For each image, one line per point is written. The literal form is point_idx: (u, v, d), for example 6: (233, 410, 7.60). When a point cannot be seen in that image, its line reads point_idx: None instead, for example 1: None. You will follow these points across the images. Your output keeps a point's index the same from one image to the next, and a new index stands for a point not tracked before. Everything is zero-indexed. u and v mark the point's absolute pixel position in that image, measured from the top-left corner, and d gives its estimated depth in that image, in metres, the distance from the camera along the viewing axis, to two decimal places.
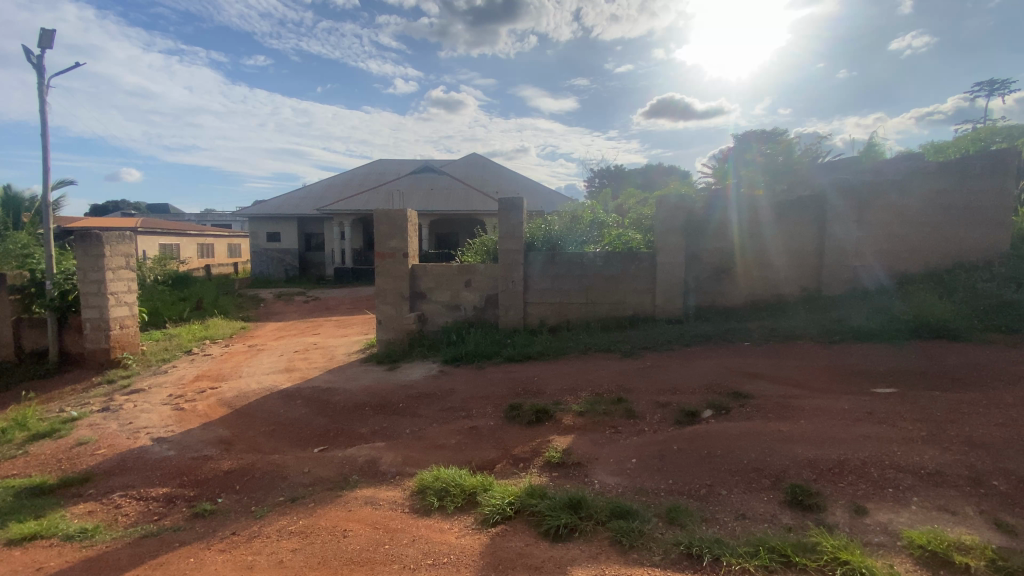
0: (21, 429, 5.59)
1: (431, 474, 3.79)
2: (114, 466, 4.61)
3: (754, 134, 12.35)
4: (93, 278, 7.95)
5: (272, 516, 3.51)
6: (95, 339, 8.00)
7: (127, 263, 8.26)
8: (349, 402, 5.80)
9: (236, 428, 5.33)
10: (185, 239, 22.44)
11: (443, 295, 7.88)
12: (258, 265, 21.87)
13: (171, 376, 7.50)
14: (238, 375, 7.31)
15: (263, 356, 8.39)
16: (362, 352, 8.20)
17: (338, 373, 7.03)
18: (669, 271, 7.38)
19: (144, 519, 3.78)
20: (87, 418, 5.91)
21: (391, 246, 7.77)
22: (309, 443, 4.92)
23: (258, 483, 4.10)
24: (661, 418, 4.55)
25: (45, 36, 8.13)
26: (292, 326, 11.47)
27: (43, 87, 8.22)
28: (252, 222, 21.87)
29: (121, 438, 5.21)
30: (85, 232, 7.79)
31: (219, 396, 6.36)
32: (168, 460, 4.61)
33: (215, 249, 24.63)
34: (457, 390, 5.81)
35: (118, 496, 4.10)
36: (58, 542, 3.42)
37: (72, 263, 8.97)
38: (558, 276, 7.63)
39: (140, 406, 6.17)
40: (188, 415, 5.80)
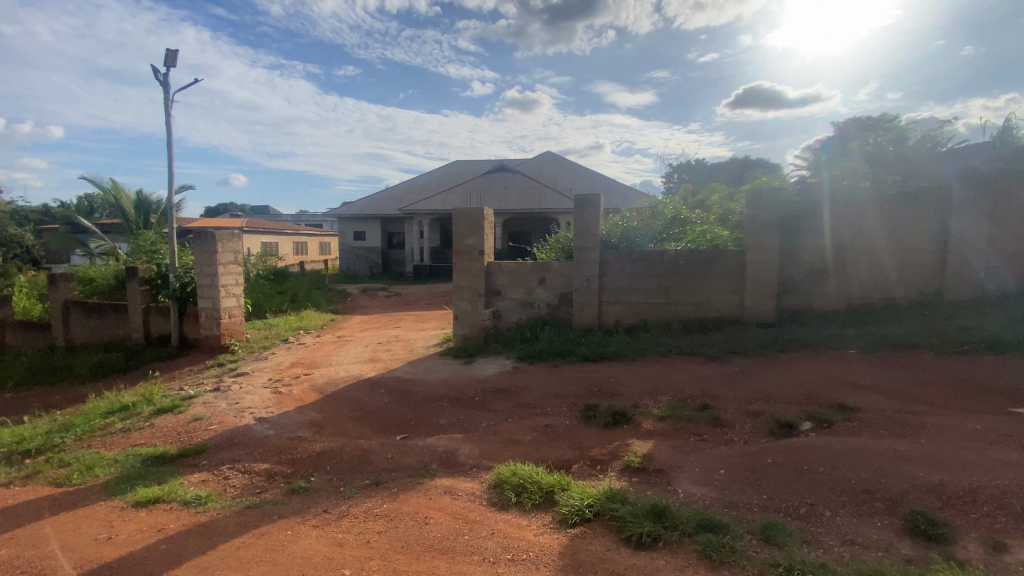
0: (148, 404, 6.35)
1: (508, 469, 3.79)
2: (224, 441, 5.10)
3: (855, 123, 11.25)
4: (208, 271, 8.86)
5: (359, 498, 3.70)
6: (209, 326, 8.94)
7: (235, 258, 9.13)
8: (427, 393, 5.98)
9: (327, 412, 5.70)
10: (283, 238, 24.49)
11: (517, 292, 7.90)
12: (344, 261, 23.55)
13: (271, 362, 8.20)
14: (328, 363, 7.82)
15: (349, 347, 8.93)
16: (439, 346, 8.46)
17: (417, 365, 7.29)
18: (759, 270, 6.87)
19: (249, 491, 4.13)
20: (202, 397, 6.59)
21: (468, 243, 7.92)
22: (391, 431, 5.13)
23: (345, 465, 4.35)
24: (751, 428, 4.23)
25: (170, 56, 9.18)
26: (374, 320, 12.09)
27: (168, 101, 9.29)
28: (341, 222, 23.49)
29: (229, 416, 5.76)
30: (202, 231, 8.70)
31: (312, 382, 6.85)
32: (267, 439, 5.02)
33: (308, 248, 26.71)
34: (532, 387, 5.80)
35: (227, 468, 4.52)
36: (177, 506, 3.82)
37: (190, 258, 10.07)
38: (637, 274, 7.39)
39: (245, 388, 6.80)
40: (284, 399, 6.27)
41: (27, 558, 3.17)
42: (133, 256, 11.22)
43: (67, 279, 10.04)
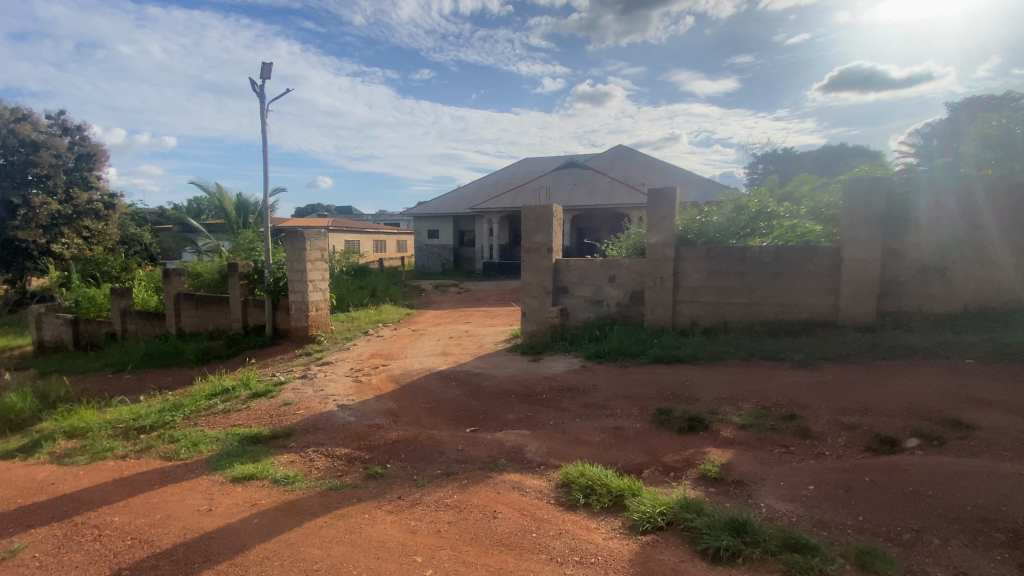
0: (246, 388, 6.97)
1: (576, 469, 3.74)
2: (310, 425, 5.48)
3: (977, 101, 9.90)
4: (297, 267, 9.57)
5: (431, 487, 3.82)
6: (298, 318, 9.67)
7: (322, 255, 9.78)
8: (496, 388, 6.06)
9: (402, 402, 5.95)
10: (364, 236, 25.92)
11: (586, 290, 7.79)
12: (419, 258, 24.47)
13: (353, 352, 8.71)
14: (403, 356, 8.16)
15: (423, 340, 9.27)
16: (508, 341, 8.54)
17: (487, 360, 7.41)
18: (857, 269, 6.27)
19: (331, 473, 4.40)
20: (291, 383, 7.14)
21: (537, 240, 7.91)
22: (461, 423, 5.26)
23: (418, 454, 4.51)
24: (846, 442, 3.87)
25: (266, 69, 9.98)
26: (447, 315, 12.46)
27: (264, 111, 10.12)
28: (416, 221, 24.42)
29: (314, 402, 6.19)
30: (293, 231, 9.41)
31: (388, 373, 7.19)
32: (348, 425, 5.34)
33: (387, 245, 28.06)
34: (601, 387, 5.69)
35: (312, 450, 4.85)
36: (269, 484, 4.15)
37: (282, 255, 10.96)
38: (715, 272, 7.01)
39: (330, 376, 7.27)
40: (363, 387, 6.64)
41: (144, 522, 3.59)
42: (235, 253, 12.38)
43: (180, 274, 11.27)
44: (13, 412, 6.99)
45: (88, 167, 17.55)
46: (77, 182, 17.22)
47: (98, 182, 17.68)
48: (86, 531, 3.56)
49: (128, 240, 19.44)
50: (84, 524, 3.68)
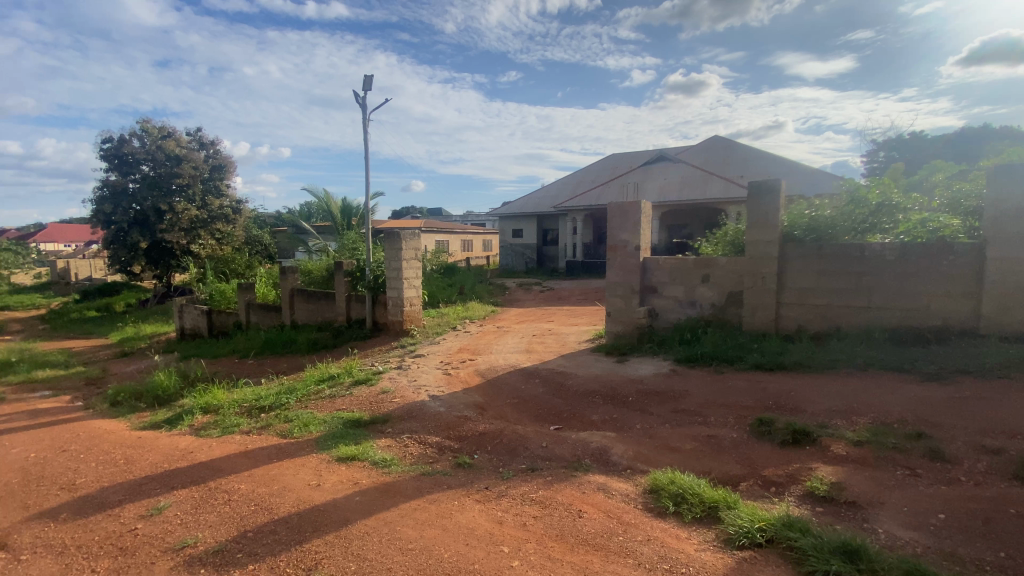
0: (348, 376, 7.58)
1: (665, 476, 3.61)
2: (404, 413, 5.83)
3: None
4: (394, 266, 10.18)
5: (516, 480, 3.90)
6: (394, 313, 10.31)
7: (416, 254, 10.33)
8: (581, 388, 6.02)
9: (488, 396, 6.12)
10: (453, 236, 26.96)
11: (677, 290, 7.48)
12: (504, 257, 24.96)
13: (442, 346, 9.12)
14: (489, 351, 8.38)
15: (508, 337, 9.46)
16: (592, 341, 8.44)
17: (571, 358, 7.39)
18: (1006, 269, 5.39)
19: (423, 460, 4.65)
20: (387, 373, 7.64)
21: (625, 239, 7.71)
22: (545, 421, 5.30)
23: (504, 448, 4.62)
24: (988, 468, 3.37)
25: (368, 81, 10.76)
26: (531, 313, 12.60)
27: (366, 120, 10.91)
28: (502, 220, 24.90)
29: (408, 392, 6.56)
30: (391, 232, 10.06)
31: (475, 367, 7.43)
32: (438, 414, 5.60)
33: (473, 245, 28.96)
34: (693, 393, 5.44)
35: (406, 437, 5.16)
36: (368, 465, 4.48)
37: (381, 254, 11.76)
38: (825, 273, 6.40)
39: (421, 368, 7.68)
40: (452, 380, 6.92)
41: (264, 491, 4.03)
42: (340, 252, 13.49)
43: (294, 271, 12.49)
44: (163, 389, 8.18)
45: (220, 177, 20.00)
46: (211, 190, 19.72)
47: (227, 190, 20.12)
48: (218, 495, 4.08)
49: (251, 240, 21.91)
50: (216, 489, 4.22)
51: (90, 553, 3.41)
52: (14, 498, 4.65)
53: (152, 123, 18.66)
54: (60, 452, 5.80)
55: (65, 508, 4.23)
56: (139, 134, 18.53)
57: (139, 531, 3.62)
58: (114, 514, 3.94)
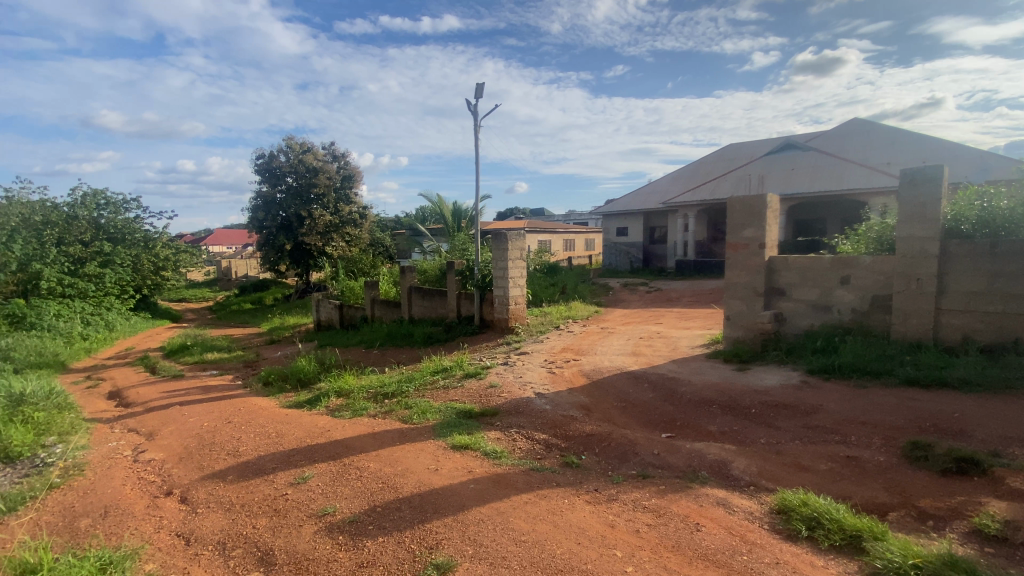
0: (459, 369, 7.97)
1: (796, 497, 3.29)
2: (512, 408, 5.99)
3: None
4: (501, 265, 10.49)
5: (627, 485, 3.81)
6: (501, 311, 10.63)
7: (522, 254, 10.56)
8: (695, 395, 5.70)
9: (594, 398, 6.06)
10: (555, 235, 27.07)
11: (808, 293, 6.77)
12: (608, 257, 24.46)
13: (547, 345, 9.21)
14: (594, 352, 8.28)
15: (614, 338, 9.27)
16: (705, 346, 7.96)
17: (683, 364, 7.03)
18: None
19: (531, 455, 4.73)
20: (495, 368, 7.91)
21: (746, 236, 7.15)
22: (656, 428, 5.10)
23: (613, 451, 4.55)
24: None
25: (479, 88, 11.24)
26: (636, 314, 12.23)
27: (477, 126, 11.40)
28: (607, 219, 24.44)
29: (515, 388, 6.73)
30: (499, 232, 10.39)
31: (580, 367, 7.39)
32: (545, 412, 5.67)
33: (576, 244, 28.82)
34: (827, 407, 4.89)
35: (515, 432, 5.29)
36: (480, 455, 4.68)
37: (489, 254, 12.21)
38: (1004, 274, 5.38)
39: (527, 365, 7.82)
40: (557, 379, 6.96)
41: (388, 471, 4.41)
42: (451, 253, 14.25)
43: (410, 270, 13.45)
44: (303, 373, 9.31)
45: (348, 186, 22.20)
46: (341, 198, 21.98)
47: (355, 197, 22.29)
48: (351, 471, 4.54)
49: (373, 242, 24.00)
50: (349, 465, 4.70)
51: (253, 511, 4.00)
52: (195, 459, 5.59)
53: (295, 140, 21.25)
54: (227, 423, 6.86)
55: (232, 471, 4.99)
56: (285, 150, 21.22)
57: (289, 496, 4.16)
58: (270, 480, 4.57)
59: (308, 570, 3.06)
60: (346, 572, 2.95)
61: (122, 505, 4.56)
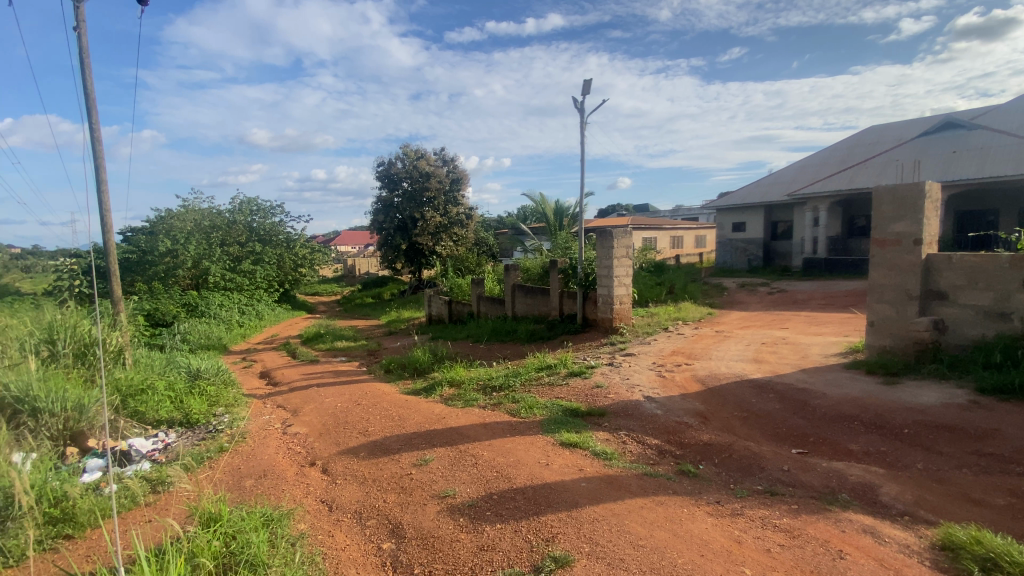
0: (563, 367, 8.00)
1: (966, 533, 2.85)
2: (620, 409, 5.87)
3: None
4: (605, 264, 10.31)
5: (753, 501, 3.55)
6: (605, 310, 10.45)
7: (628, 252, 10.28)
8: (830, 410, 5.14)
9: (711, 405, 5.71)
10: (663, 232, 25.93)
11: (980, 298, 5.75)
12: (722, 254, 22.84)
13: (656, 347, 8.87)
14: (708, 357, 7.81)
15: (730, 343, 8.66)
16: (841, 355, 7.12)
17: (814, 374, 6.36)
18: None
19: (643, 459, 4.59)
20: (600, 368, 7.81)
21: (895, 231, 6.25)
22: (784, 442, 4.68)
23: (735, 463, 4.27)
24: None
25: (586, 85, 11.14)
26: (756, 317, 11.30)
27: (583, 123, 11.31)
28: (720, 214, 22.85)
29: (623, 389, 6.58)
30: (604, 230, 10.20)
31: (693, 372, 7.02)
32: (656, 417, 5.48)
33: (685, 241, 27.36)
34: (1007, 434, 4.13)
35: (625, 434, 5.17)
36: (590, 455, 4.66)
37: (593, 253, 12.07)
38: None
39: (634, 367, 7.61)
40: (668, 383, 6.67)
41: (502, 461, 4.57)
42: (554, 251, 14.32)
43: (514, 268, 13.77)
44: (419, 362, 10.00)
45: (456, 189, 23.37)
46: (450, 200, 23.16)
47: (462, 199, 23.37)
48: (467, 458, 4.77)
49: (479, 241, 24.95)
50: (465, 452, 4.95)
51: (383, 487, 4.39)
52: (332, 435, 6.28)
53: (410, 147, 22.81)
54: (356, 405, 7.58)
55: (363, 449, 5.53)
56: (401, 157, 22.85)
57: (414, 476, 4.49)
58: (395, 460, 4.97)
59: (434, 545, 3.29)
60: (469, 553, 3.12)
61: (277, 470, 5.26)
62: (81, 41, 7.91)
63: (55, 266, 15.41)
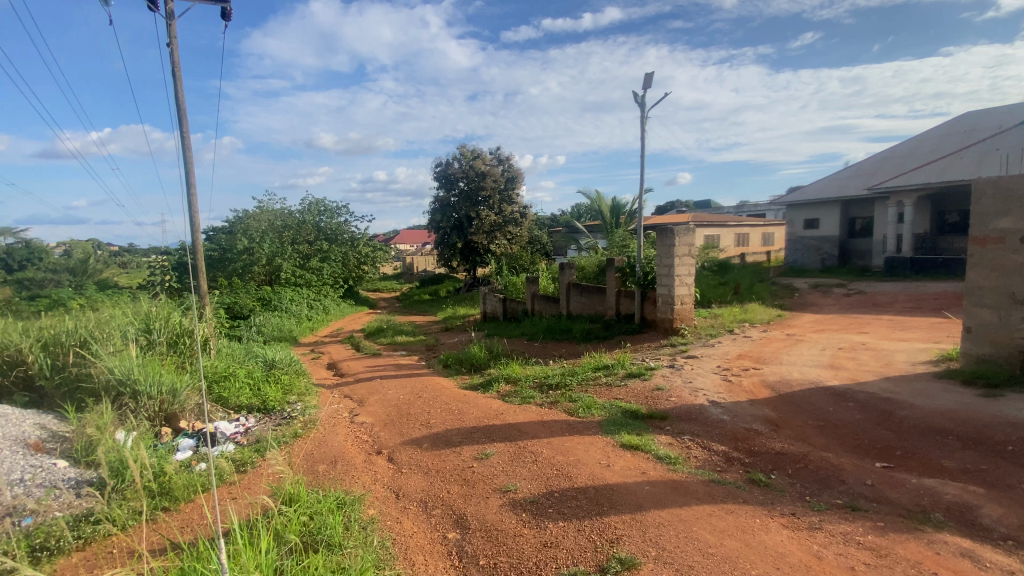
0: (622, 368, 7.86)
1: None
2: (683, 413, 5.70)
3: None
4: (666, 262, 10.02)
5: (833, 516, 3.35)
6: (665, 310, 10.16)
7: (691, 250, 9.94)
8: (920, 422, 4.74)
9: (782, 413, 5.42)
10: (726, 230, 24.82)
11: None
12: (792, 253, 21.53)
13: (720, 349, 8.53)
14: (778, 361, 7.41)
15: (803, 347, 8.17)
16: (932, 363, 6.54)
17: (900, 382, 5.88)
18: None
19: (710, 465, 4.43)
20: (661, 370, 7.61)
21: (998, 228, 5.66)
22: (867, 455, 4.37)
23: (811, 475, 4.04)
24: None
25: (647, 78, 10.88)
26: (830, 320, 10.58)
27: (643, 118, 11.05)
28: (790, 210, 21.56)
29: (685, 393, 6.38)
30: (665, 227, 9.92)
31: (762, 377, 6.68)
32: (722, 422, 5.28)
33: (751, 239, 26.06)
34: None
35: (689, 439, 5.02)
36: (653, 458, 4.56)
37: (652, 251, 11.78)
38: None
39: (697, 370, 7.35)
40: (734, 388, 6.40)
41: (562, 460, 4.57)
42: (611, 249, 14.08)
43: (570, 266, 13.70)
44: (476, 358, 10.18)
45: (512, 187, 23.53)
46: (506, 198, 23.36)
47: (517, 197, 23.51)
48: (527, 455, 4.81)
49: (533, 240, 24.99)
50: (525, 449, 4.99)
51: (446, 478, 4.52)
52: (395, 426, 6.53)
53: (467, 147, 23.21)
54: (417, 398, 7.84)
55: (425, 440, 5.71)
56: (458, 157, 23.29)
57: (476, 469, 4.59)
58: (457, 453, 5.09)
59: (499, 539, 3.35)
60: (533, 548, 3.16)
61: (346, 457, 5.54)
62: (173, 57, 8.66)
63: (150, 263, 16.97)
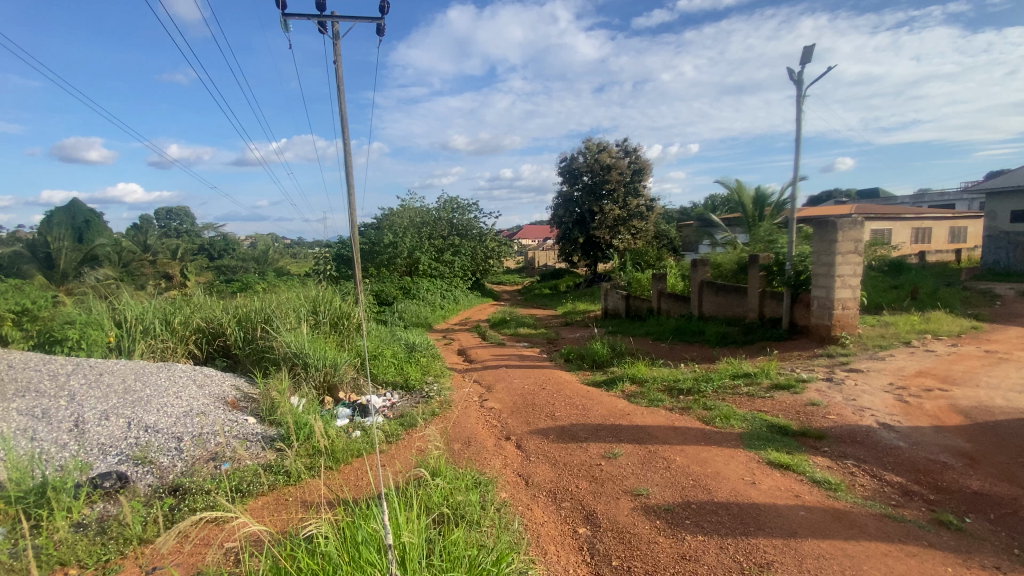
0: (766, 377, 7.15)
1: None
2: (845, 434, 5.00)
3: None
4: (824, 260, 8.85)
5: None
6: (821, 315, 8.97)
7: (857, 247, 8.65)
8: None
9: (982, 446, 4.47)
10: (900, 224, 21.13)
11: None
12: (991, 251, 17.09)
13: (892, 364, 7.30)
14: (975, 383, 6.12)
15: (1011, 368, 6.64)
16: None
17: None
18: None
19: (881, 498, 3.83)
20: (815, 383, 6.76)
21: None
22: None
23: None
24: None
25: (807, 52, 9.67)
26: None
27: (800, 97, 9.86)
28: (992, 199, 17.60)
29: (847, 411, 5.59)
30: (825, 221, 8.75)
31: (952, 401, 5.58)
32: (897, 450, 4.52)
33: (933, 234, 21.85)
34: None
35: (853, 464, 4.39)
36: (807, 481, 4.07)
37: (807, 248, 10.49)
38: None
39: (862, 387, 6.38)
40: (913, 410, 5.44)
41: (699, 470, 4.31)
42: (754, 245, 12.83)
43: (704, 263, 12.83)
44: (600, 355, 10.04)
45: (639, 180, 22.69)
46: (631, 191, 22.59)
47: (644, 190, 22.64)
48: (658, 460, 4.63)
49: (660, 235, 23.86)
50: (656, 453, 4.80)
51: (574, 472, 4.54)
52: (522, 414, 6.74)
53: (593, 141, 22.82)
54: (541, 389, 7.99)
55: (552, 432, 5.80)
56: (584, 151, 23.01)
57: (604, 468, 4.54)
58: (584, 449, 5.09)
59: (632, 542, 3.28)
60: (670, 559, 3.04)
61: (478, 439, 5.86)
62: None
63: (315, 254, 19.70)
